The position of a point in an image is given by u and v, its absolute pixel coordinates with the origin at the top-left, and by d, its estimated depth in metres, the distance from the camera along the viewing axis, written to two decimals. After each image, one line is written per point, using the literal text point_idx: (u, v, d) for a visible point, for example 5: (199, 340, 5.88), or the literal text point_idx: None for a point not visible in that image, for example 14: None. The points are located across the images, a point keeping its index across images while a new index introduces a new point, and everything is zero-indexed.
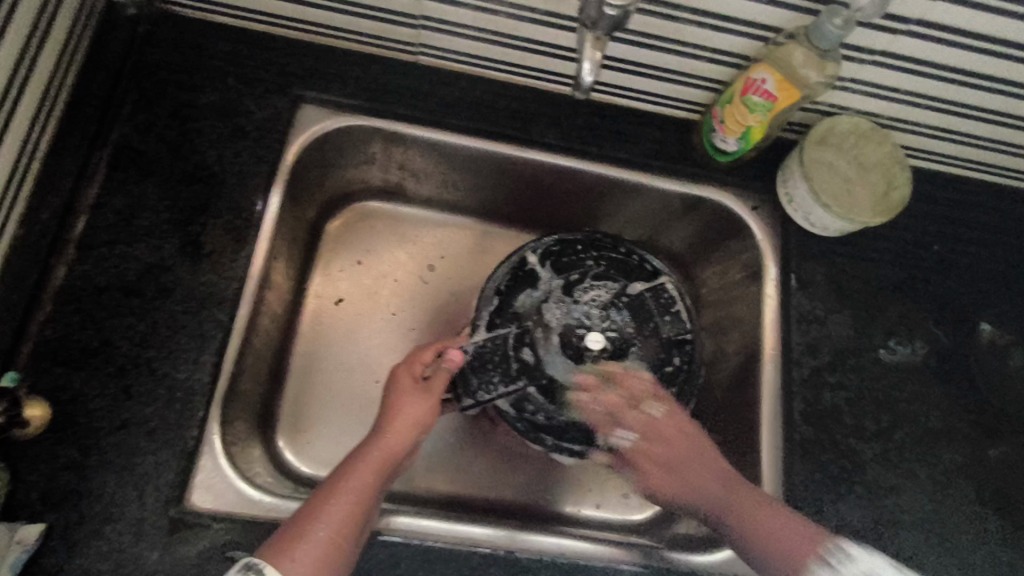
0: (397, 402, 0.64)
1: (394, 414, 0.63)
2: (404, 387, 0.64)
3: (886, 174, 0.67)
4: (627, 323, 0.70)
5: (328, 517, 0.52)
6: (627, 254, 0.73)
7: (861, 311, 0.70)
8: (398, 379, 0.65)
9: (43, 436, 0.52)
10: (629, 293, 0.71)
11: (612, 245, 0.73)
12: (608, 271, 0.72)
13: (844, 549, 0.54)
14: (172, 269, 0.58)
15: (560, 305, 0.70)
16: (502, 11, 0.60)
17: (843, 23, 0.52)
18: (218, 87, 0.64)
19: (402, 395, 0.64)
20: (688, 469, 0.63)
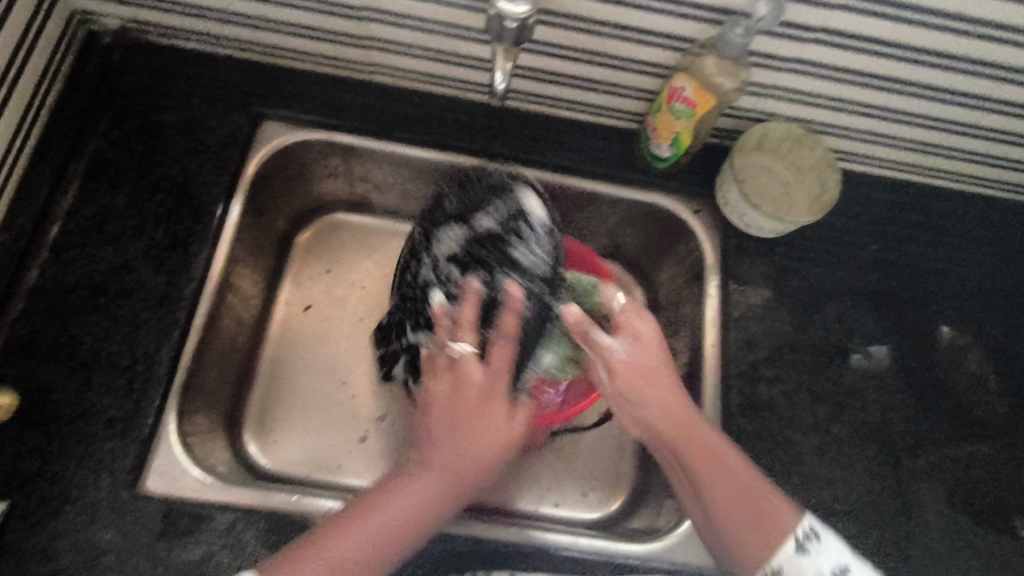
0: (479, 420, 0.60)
1: (468, 429, 0.60)
2: (474, 400, 0.60)
3: (820, 177, 0.71)
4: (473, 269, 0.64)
5: (368, 526, 0.54)
6: (480, 188, 0.66)
7: (801, 309, 0.72)
8: (469, 376, 0.61)
9: (10, 423, 0.56)
10: (480, 235, 0.64)
11: (472, 187, 0.66)
12: (450, 219, 0.65)
13: (804, 526, 0.53)
14: (136, 271, 0.63)
15: (418, 270, 0.66)
16: (440, 30, 0.65)
17: (745, 32, 0.56)
18: (184, 106, 0.69)
19: (472, 404, 0.60)
20: (659, 395, 0.61)
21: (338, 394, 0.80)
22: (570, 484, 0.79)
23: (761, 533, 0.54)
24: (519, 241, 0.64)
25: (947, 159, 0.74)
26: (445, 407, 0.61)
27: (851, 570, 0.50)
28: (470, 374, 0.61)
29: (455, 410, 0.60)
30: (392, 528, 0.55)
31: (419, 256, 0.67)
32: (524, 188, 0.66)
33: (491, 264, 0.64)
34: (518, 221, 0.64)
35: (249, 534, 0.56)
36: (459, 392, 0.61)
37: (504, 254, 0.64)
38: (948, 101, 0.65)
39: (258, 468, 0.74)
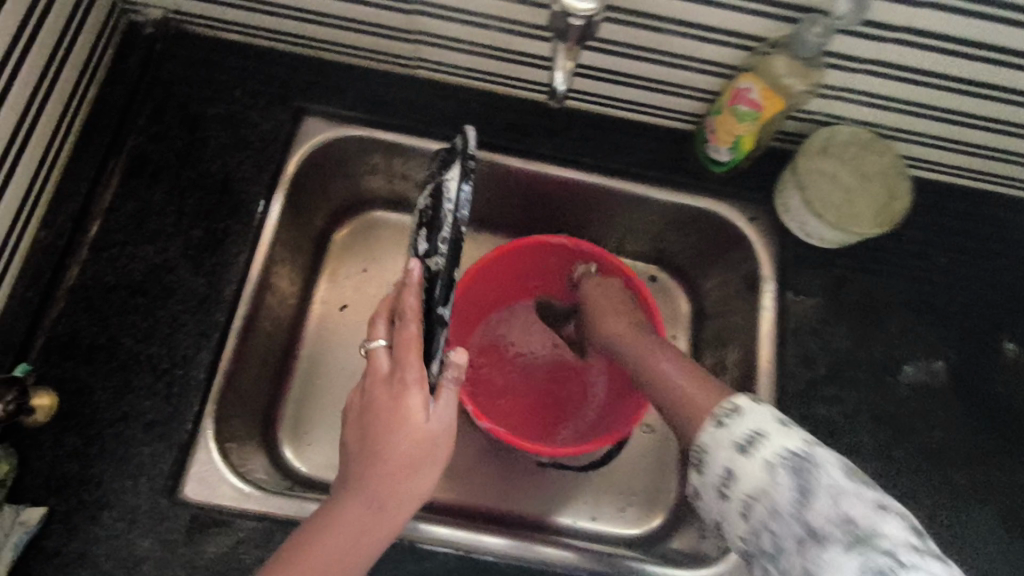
0: (384, 416, 0.48)
1: (376, 439, 0.48)
2: (379, 399, 0.48)
3: (889, 185, 0.66)
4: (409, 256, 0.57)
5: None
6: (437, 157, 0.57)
7: (863, 325, 0.68)
8: (376, 369, 0.50)
9: (49, 425, 0.55)
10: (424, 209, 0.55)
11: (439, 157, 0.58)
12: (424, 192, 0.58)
13: (734, 403, 0.54)
14: (175, 270, 0.61)
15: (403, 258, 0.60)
16: (492, 25, 0.62)
17: (823, 31, 0.52)
18: (226, 99, 0.68)
19: (378, 405, 0.48)
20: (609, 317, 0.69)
21: None
22: (608, 498, 0.77)
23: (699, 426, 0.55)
24: (432, 231, 0.51)
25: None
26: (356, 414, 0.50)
27: (770, 431, 0.51)
28: (380, 365, 0.50)
29: (368, 415, 0.49)
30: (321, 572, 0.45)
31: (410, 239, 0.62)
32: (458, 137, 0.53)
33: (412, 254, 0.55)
34: (436, 204, 0.52)
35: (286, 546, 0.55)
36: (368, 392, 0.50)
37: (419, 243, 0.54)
38: None
39: (292, 471, 0.73)
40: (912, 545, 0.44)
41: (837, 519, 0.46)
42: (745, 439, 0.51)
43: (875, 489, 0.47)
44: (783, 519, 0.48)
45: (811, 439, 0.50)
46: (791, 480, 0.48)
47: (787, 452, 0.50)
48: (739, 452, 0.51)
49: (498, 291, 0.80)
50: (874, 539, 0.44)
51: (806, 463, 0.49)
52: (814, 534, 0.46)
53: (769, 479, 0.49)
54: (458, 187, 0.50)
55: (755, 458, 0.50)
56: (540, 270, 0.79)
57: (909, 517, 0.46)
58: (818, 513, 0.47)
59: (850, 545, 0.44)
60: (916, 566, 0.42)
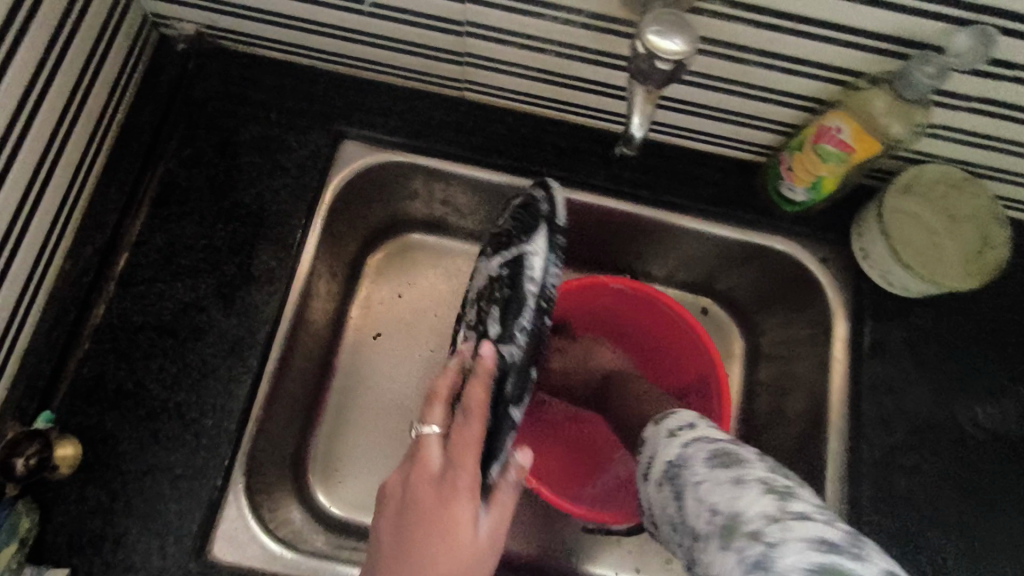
0: (425, 520, 0.46)
1: (410, 542, 0.45)
2: (423, 500, 0.46)
3: (980, 231, 0.60)
4: (479, 327, 0.57)
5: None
6: (529, 214, 0.57)
7: (945, 383, 0.62)
8: (425, 463, 0.48)
9: (72, 477, 0.52)
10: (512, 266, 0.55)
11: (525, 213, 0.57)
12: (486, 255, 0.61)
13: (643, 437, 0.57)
14: (206, 310, 0.57)
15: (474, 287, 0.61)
16: (552, 51, 0.56)
17: (936, 72, 0.46)
18: (261, 121, 0.63)
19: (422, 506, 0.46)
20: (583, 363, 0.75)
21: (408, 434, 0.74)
22: (653, 551, 0.72)
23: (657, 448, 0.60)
24: (510, 310, 0.54)
25: None
26: (393, 511, 0.47)
27: (659, 451, 0.53)
28: (431, 462, 0.48)
29: (407, 516, 0.46)
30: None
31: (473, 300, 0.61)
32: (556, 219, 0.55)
33: (484, 327, 0.56)
34: (514, 279, 0.55)
35: None
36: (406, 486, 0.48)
37: (492, 320, 0.55)
38: None
39: (323, 513, 0.70)
40: (781, 521, 0.42)
41: (712, 516, 0.45)
42: (646, 466, 0.54)
43: (743, 468, 0.47)
44: (680, 532, 0.49)
45: (688, 440, 0.51)
46: (671, 490, 0.50)
47: (670, 463, 0.51)
48: (645, 480, 0.54)
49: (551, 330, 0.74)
50: (741, 526, 0.43)
51: (682, 469, 0.50)
52: (696, 536, 0.46)
53: (663, 497, 0.51)
54: (545, 266, 0.54)
55: (652, 480, 0.52)
56: (598, 306, 0.72)
57: (790, 489, 0.45)
58: (693, 515, 0.47)
59: (725, 541, 0.43)
60: (783, 543, 0.41)
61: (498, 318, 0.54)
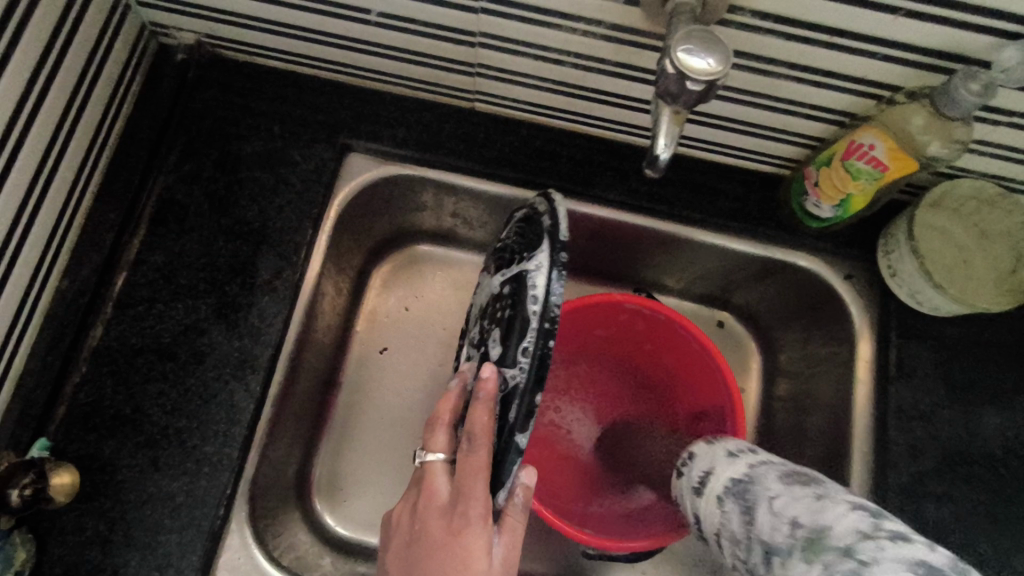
0: (436, 552, 0.44)
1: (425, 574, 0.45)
2: (434, 534, 0.45)
3: (1015, 250, 0.58)
4: (484, 350, 0.51)
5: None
6: (536, 222, 0.51)
7: (977, 407, 0.60)
8: (433, 493, 0.47)
9: (69, 507, 0.50)
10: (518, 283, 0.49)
11: (533, 225, 0.52)
12: (488, 266, 0.58)
13: (691, 451, 0.54)
14: (207, 332, 0.55)
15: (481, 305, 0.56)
16: (568, 62, 0.54)
17: (982, 89, 0.44)
18: (264, 135, 0.61)
19: (433, 541, 0.45)
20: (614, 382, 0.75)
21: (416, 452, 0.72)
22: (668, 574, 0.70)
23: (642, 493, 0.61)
24: (512, 334, 0.47)
25: None
26: (406, 543, 0.46)
27: (716, 466, 0.50)
28: (438, 489, 0.47)
29: (420, 549, 0.45)
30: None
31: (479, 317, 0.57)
32: (562, 226, 0.48)
33: (489, 351, 0.50)
34: (517, 298, 0.48)
35: None
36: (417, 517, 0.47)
37: (496, 344, 0.49)
38: None
39: (327, 533, 0.68)
40: (874, 538, 0.38)
41: (789, 530, 0.42)
42: (699, 480, 0.51)
43: (823, 486, 0.44)
44: (742, 547, 0.46)
45: (756, 460, 0.48)
46: (736, 504, 0.47)
47: (730, 480, 0.48)
48: (696, 494, 0.51)
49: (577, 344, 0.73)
50: (829, 542, 0.40)
51: (747, 485, 0.47)
52: (769, 550, 0.43)
53: (720, 513, 0.48)
54: (548, 284, 0.46)
55: (708, 495, 0.50)
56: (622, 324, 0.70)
57: (878, 507, 0.41)
58: (765, 528, 0.44)
59: (807, 558, 0.40)
60: (879, 562, 0.37)
61: (501, 343, 0.48)
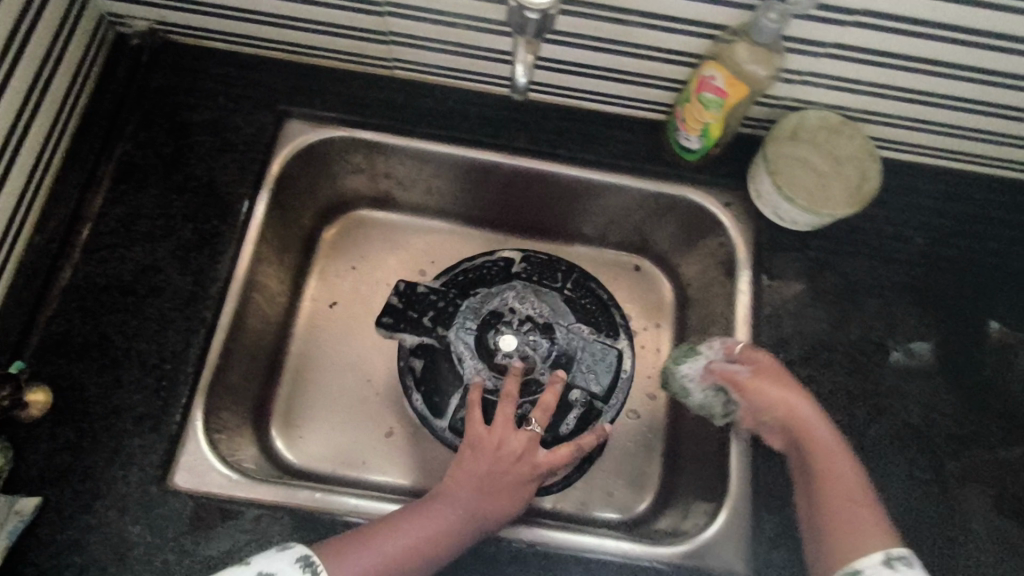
0: (516, 480, 0.61)
1: (499, 487, 0.60)
2: (517, 469, 0.61)
3: (860, 167, 0.67)
4: (573, 373, 0.72)
5: (379, 551, 0.53)
6: (603, 305, 0.78)
7: (837, 305, 0.69)
8: (533, 450, 0.62)
9: (44, 419, 0.58)
10: (602, 346, 0.74)
11: (590, 288, 0.79)
12: (552, 301, 0.77)
13: (898, 551, 0.52)
14: (163, 270, 0.64)
15: (527, 315, 0.75)
16: (462, 24, 0.64)
17: (779, 17, 0.54)
18: (210, 105, 0.70)
19: (510, 473, 0.61)
20: (767, 398, 0.63)
21: (365, 391, 0.80)
22: (594, 487, 0.78)
23: (850, 539, 0.54)
24: (607, 381, 0.73)
25: (991, 145, 0.71)
26: (484, 461, 0.61)
27: None
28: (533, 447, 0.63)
29: (503, 470, 0.61)
30: (398, 561, 0.53)
31: (553, 332, 0.74)
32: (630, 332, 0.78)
33: (581, 377, 0.73)
34: (613, 362, 0.74)
35: (275, 531, 0.57)
36: (505, 449, 0.62)
37: (591, 379, 0.73)
38: (993, 84, 0.62)
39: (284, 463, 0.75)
40: None
41: None
42: None
43: None
44: None
45: None
46: None
47: None
48: None
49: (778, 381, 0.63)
50: None
51: None
52: None
53: None
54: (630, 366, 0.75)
55: None
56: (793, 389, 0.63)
57: None
58: None
59: None
60: None
61: (597, 381, 0.73)
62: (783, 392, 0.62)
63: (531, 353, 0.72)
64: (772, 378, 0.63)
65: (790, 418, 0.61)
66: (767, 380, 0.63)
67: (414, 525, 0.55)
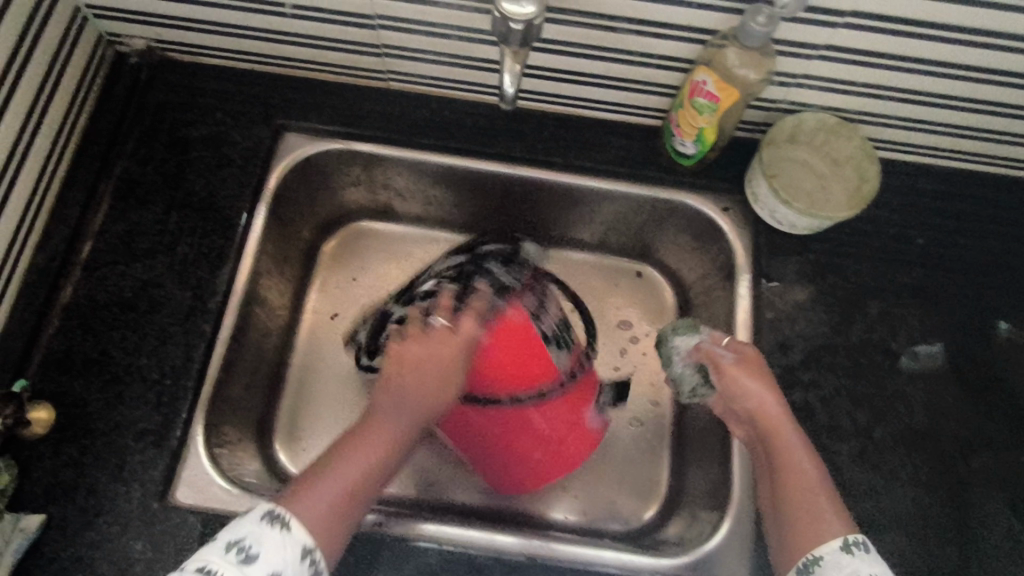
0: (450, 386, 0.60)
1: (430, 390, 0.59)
2: (444, 372, 0.60)
3: (858, 170, 0.67)
4: (482, 274, 0.69)
5: (340, 481, 0.52)
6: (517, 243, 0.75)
7: (838, 309, 0.69)
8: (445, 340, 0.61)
9: (47, 437, 0.58)
10: (504, 255, 0.72)
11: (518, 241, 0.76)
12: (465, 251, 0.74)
13: (857, 537, 0.50)
14: (163, 285, 0.64)
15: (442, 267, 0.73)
16: (453, 35, 0.64)
17: (767, 20, 0.53)
18: (208, 121, 0.71)
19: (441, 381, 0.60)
20: (744, 387, 0.61)
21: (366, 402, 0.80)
22: (596, 498, 0.77)
23: (809, 532, 0.52)
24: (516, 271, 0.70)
25: (993, 143, 0.70)
26: (413, 364, 0.60)
27: None
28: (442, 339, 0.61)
29: (426, 372, 0.60)
30: (362, 480, 0.53)
31: (462, 265, 0.71)
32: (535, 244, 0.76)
33: (489, 272, 0.69)
34: (514, 257, 0.72)
35: None
36: (423, 346, 0.61)
37: (498, 270, 0.70)
38: (990, 82, 0.61)
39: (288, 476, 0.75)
40: None
41: None
42: None
43: None
44: None
45: None
46: None
47: None
48: None
49: (756, 373, 0.61)
50: None
51: None
52: None
53: None
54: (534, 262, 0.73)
55: None
56: (771, 379, 0.61)
57: None
58: None
59: None
60: None
61: (502, 271, 0.69)
62: (761, 385, 0.60)
63: (442, 285, 0.70)
64: (754, 371, 0.61)
65: (761, 413, 0.60)
66: (743, 367, 0.61)
67: (364, 450, 0.55)
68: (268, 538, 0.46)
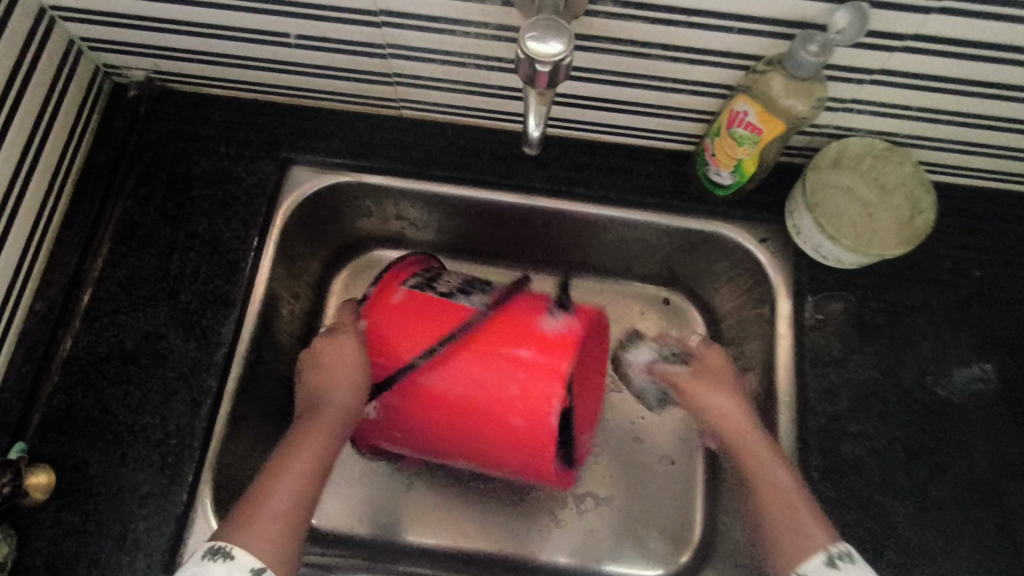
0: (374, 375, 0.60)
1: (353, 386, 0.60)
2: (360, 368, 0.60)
3: (910, 199, 0.62)
4: None
5: (284, 495, 0.54)
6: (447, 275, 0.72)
7: (888, 349, 0.63)
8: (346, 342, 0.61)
9: (47, 503, 0.55)
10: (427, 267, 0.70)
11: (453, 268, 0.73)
12: None
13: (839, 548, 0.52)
14: (166, 336, 0.61)
15: None
16: (471, 63, 0.60)
17: (819, 49, 0.48)
18: (211, 155, 0.67)
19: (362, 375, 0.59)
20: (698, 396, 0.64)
21: None
22: (623, 546, 0.73)
23: (795, 544, 0.53)
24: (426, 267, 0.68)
25: None
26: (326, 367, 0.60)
27: None
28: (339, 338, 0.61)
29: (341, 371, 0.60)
30: (306, 488, 0.55)
31: None
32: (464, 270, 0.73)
33: None
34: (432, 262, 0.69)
35: None
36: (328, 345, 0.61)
37: None
38: None
39: None
40: None
41: None
42: None
43: None
44: None
45: None
46: None
47: None
48: None
49: (713, 380, 0.65)
50: None
51: None
52: None
53: None
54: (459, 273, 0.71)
55: None
56: (726, 382, 0.64)
57: None
58: None
59: None
60: None
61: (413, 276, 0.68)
62: (723, 394, 0.63)
63: None
64: (712, 380, 0.65)
65: (719, 420, 0.63)
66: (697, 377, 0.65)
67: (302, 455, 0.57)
68: (211, 573, 0.48)
